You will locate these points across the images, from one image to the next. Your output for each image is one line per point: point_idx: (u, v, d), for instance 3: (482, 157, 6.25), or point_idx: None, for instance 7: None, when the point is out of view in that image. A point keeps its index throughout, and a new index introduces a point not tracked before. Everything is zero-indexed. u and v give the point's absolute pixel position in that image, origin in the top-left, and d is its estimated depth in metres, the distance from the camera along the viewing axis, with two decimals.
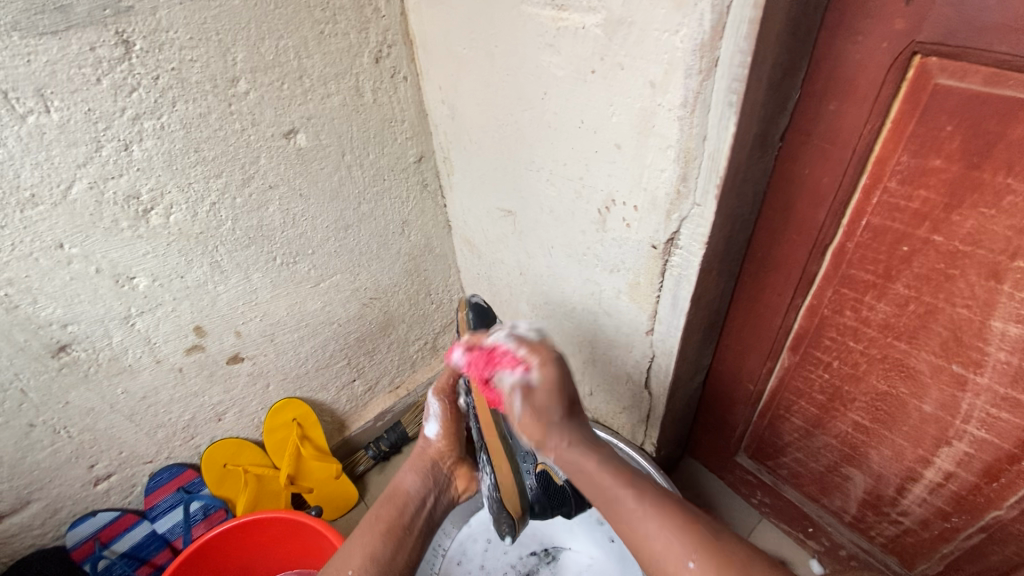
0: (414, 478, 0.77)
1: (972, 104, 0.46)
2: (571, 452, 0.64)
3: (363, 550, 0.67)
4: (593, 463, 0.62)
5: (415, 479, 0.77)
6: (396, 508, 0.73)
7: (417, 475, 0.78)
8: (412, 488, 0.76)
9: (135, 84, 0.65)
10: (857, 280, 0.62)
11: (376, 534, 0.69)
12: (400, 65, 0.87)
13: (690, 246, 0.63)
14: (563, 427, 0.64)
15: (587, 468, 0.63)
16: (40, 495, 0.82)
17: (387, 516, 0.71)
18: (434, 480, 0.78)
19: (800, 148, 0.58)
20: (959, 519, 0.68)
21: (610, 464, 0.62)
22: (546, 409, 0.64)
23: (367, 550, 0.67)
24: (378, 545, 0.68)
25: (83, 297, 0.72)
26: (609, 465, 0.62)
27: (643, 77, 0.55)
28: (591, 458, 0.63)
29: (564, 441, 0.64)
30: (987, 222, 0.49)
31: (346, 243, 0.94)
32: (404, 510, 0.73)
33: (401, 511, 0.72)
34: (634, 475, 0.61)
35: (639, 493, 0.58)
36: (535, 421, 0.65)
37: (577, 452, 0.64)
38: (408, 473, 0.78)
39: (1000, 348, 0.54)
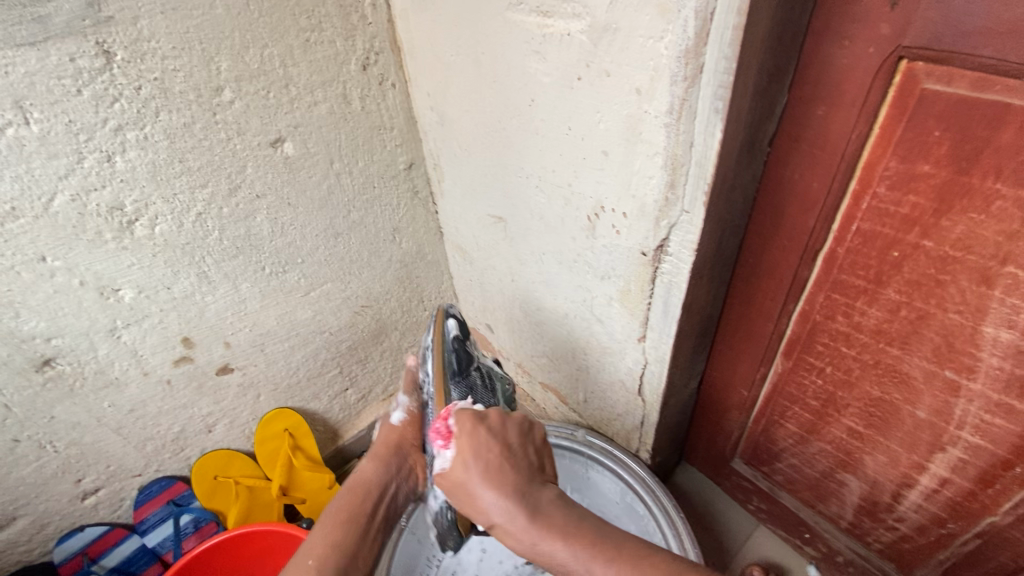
0: (375, 466, 0.72)
1: (959, 108, 0.46)
2: (497, 512, 0.52)
3: (323, 543, 0.62)
4: (518, 517, 0.51)
5: (376, 469, 0.72)
6: (356, 498, 0.68)
7: (377, 462, 0.72)
8: (376, 477, 0.71)
9: (117, 94, 0.64)
10: (848, 286, 0.61)
11: (336, 524, 0.64)
12: (388, 72, 0.86)
13: (680, 253, 0.62)
14: (490, 480, 0.54)
15: (513, 523, 0.51)
16: (26, 510, 0.81)
17: (346, 505, 0.67)
18: (397, 466, 0.73)
19: (788, 153, 0.58)
20: (955, 525, 0.67)
21: (521, 504, 0.52)
22: (467, 478, 0.55)
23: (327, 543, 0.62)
24: (339, 534, 0.64)
25: (67, 310, 0.71)
26: (535, 515, 0.51)
27: (629, 84, 0.54)
28: (519, 510, 0.51)
29: (486, 494, 0.53)
30: (976, 227, 0.49)
31: (336, 252, 0.94)
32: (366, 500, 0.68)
33: (360, 499, 0.68)
34: (550, 508, 0.52)
35: (568, 535, 0.50)
36: (459, 477, 0.56)
37: (510, 508, 0.52)
38: (370, 463, 0.72)
39: (993, 354, 0.53)
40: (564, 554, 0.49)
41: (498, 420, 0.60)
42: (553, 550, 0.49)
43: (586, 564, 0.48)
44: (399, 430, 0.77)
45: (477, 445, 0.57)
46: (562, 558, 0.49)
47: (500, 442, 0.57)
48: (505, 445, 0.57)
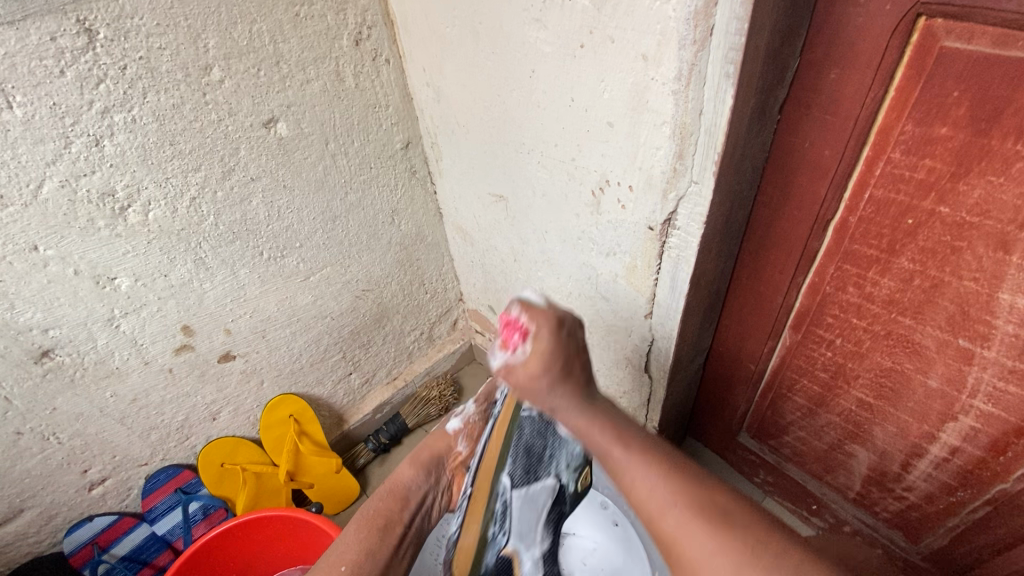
0: (412, 472, 0.73)
1: (980, 67, 0.44)
2: (576, 419, 0.51)
3: (354, 547, 0.62)
4: (585, 414, 0.51)
5: (411, 475, 0.72)
6: (392, 503, 0.69)
7: (416, 467, 0.73)
8: (411, 484, 0.72)
9: (101, 75, 0.62)
10: (860, 256, 0.60)
11: (372, 526, 0.65)
12: (381, 47, 0.83)
13: (688, 226, 0.61)
14: (567, 391, 0.51)
15: (577, 421, 0.51)
16: (33, 502, 0.80)
17: (383, 506, 0.68)
18: (434, 477, 0.74)
19: (799, 120, 0.56)
20: (965, 493, 0.67)
21: (614, 432, 0.50)
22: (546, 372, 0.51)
23: (358, 548, 0.62)
24: (376, 538, 0.64)
25: (62, 300, 0.70)
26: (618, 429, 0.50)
27: (635, 50, 0.52)
28: (596, 420, 0.51)
29: (568, 409, 0.51)
30: (995, 191, 0.48)
31: (335, 234, 0.92)
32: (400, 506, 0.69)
33: (400, 505, 0.69)
34: (619, 420, 0.52)
35: (647, 455, 0.48)
36: (535, 374, 0.51)
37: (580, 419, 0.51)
38: (410, 469, 0.73)
39: (1009, 321, 0.52)
40: (639, 471, 0.47)
41: (571, 326, 0.53)
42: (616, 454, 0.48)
43: (648, 475, 0.46)
44: (449, 437, 0.78)
45: (555, 345, 0.51)
46: (636, 474, 0.47)
47: (557, 327, 0.52)
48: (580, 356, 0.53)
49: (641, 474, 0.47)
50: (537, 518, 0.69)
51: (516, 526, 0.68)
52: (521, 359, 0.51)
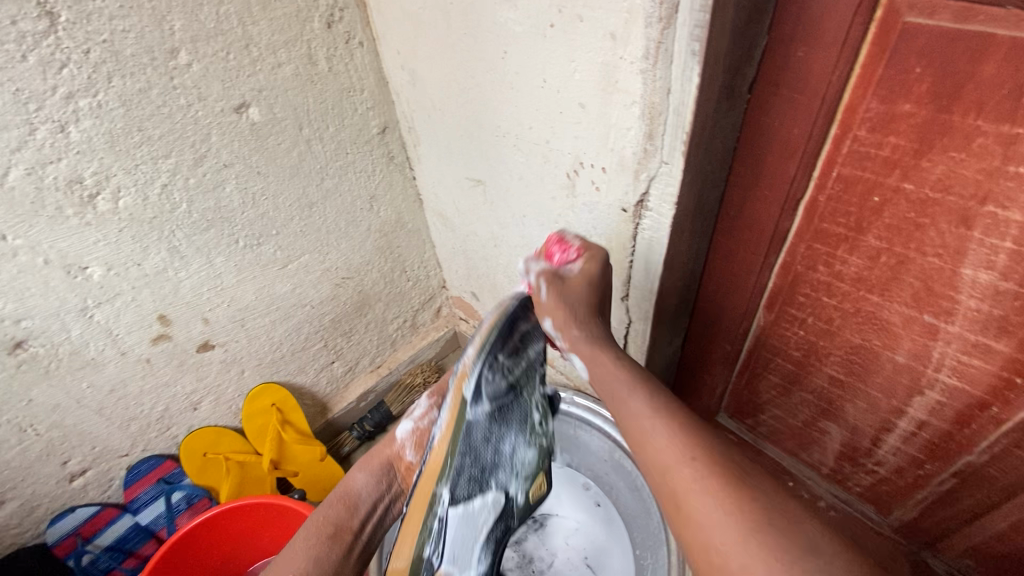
0: (366, 480, 0.71)
1: (941, 43, 0.44)
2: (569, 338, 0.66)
3: (304, 560, 0.62)
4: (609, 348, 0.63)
5: (366, 483, 0.71)
6: (344, 510, 0.68)
7: (369, 475, 0.72)
8: (363, 490, 0.70)
9: (65, 59, 0.60)
10: (829, 234, 0.61)
11: (324, 537, 0.65)
12: (354, 29, 0.82)
13: (661, 207, 0.61)
14: (587, 332, 0.65)
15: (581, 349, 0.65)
16: (13, 494, 0.80)
17: (337, 516, 0.67)
18: (389, 482, 0.73)
19: (768, 99, 0.56)
20: (933, 466, 0.69)
21: (640, 380, 0.57)
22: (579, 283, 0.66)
23: (308, 560, 0.62)
24: (326, 550, 0.64)
25: (33, 290, 0.69)
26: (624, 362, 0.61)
27: (603, 28, 0.52)
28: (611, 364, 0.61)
29: (578, 338, 0.65)
30: (957, 167, 0.48)
31: (312, 222, 0.91)
32: (353, 514, 0.68)
33: (352, 512, 0.68)
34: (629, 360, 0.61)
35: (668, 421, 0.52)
36: (557, 308, 0.66)
37: (619, 372, 0.59)
38: (366, 477, 0.71)
39: (971, 295, 0.53)
40: (640, 409, 0.54)
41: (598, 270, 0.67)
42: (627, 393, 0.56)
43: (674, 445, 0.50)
44: (401, 444, 0.75)
45: (575, 294, 0.66)
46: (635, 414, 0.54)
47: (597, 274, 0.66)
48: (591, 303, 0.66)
49: (638, 419, 0.54)
50: (477, 534, 0.66)
51: (454, 539, 0.64)
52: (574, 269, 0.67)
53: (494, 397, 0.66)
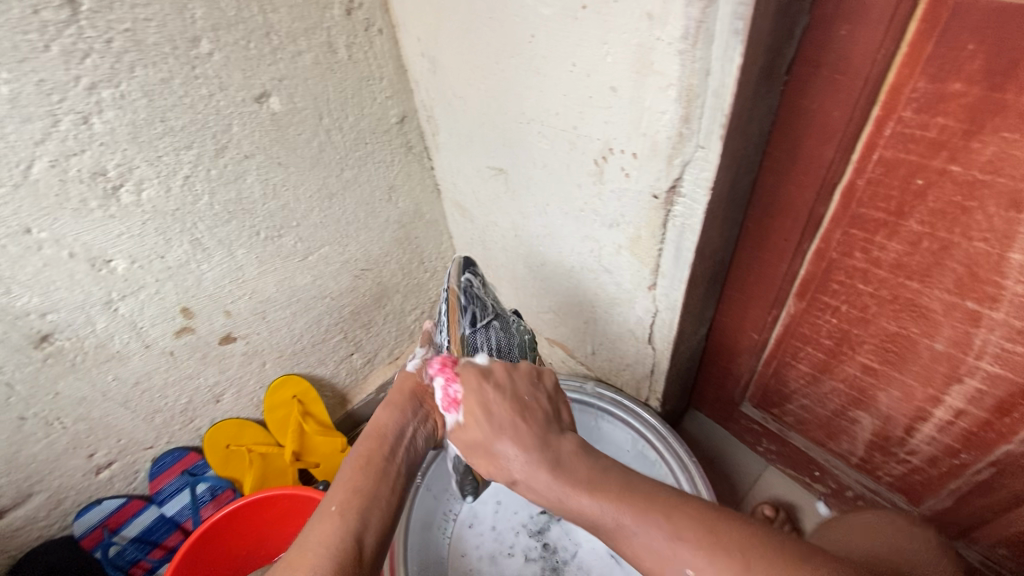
0: (397, 412, 0.63)
1: (998, 17, 0.42)
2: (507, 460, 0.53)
3: (344, 490, 0.54)
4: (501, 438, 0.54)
5: (394, 414, 0.63)
6: (373, 444, 0.59)
7: (391, 408, 0.64)
8: (392, 422, 0.62)
9: (87, 49, 0.59)
10: (868, 219, 0.59)
11: (359, 466, 0.56)
12: (373, 16, 0.81)
13: (694, 193, 0.60)
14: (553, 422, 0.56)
15: (523, 472, 0.51)
16: (42, 487, 0.80)
17: (373, 447, 0.59)
18: (414, 411, 0.64)
19: (807, 80, 0.55)
20: (969, 455, 0.68)
21: (593, 483, 0.48)
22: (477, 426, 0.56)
23: (348, 489, 0.54)
24: (370, 467, 0.56)
25: (59, 284, 0.68)
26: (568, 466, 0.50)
27: (639, 8, 0.51)
28: (551, 469, 0.50)
29: (499, 440, 0.54)
30: (1009, 147, 0.47)
31: (332, 213, 0.90)
32: (386, 444, 0.60)
33: (381, 442, 0.60)
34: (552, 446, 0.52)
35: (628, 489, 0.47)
36: (478, 444, 0.56)
37: (568, 484, 0.48)
38: (391, 412, 0.63)
39: (1019, 281, 0.52)
40: (618, 514, 0.45)
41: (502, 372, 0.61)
42: (591, 504, 0.46)
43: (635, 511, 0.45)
44: (415, 375, 0.68)
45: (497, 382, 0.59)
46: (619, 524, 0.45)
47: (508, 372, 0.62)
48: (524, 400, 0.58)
49: (623, 526, 0.44)
50: None
51: None
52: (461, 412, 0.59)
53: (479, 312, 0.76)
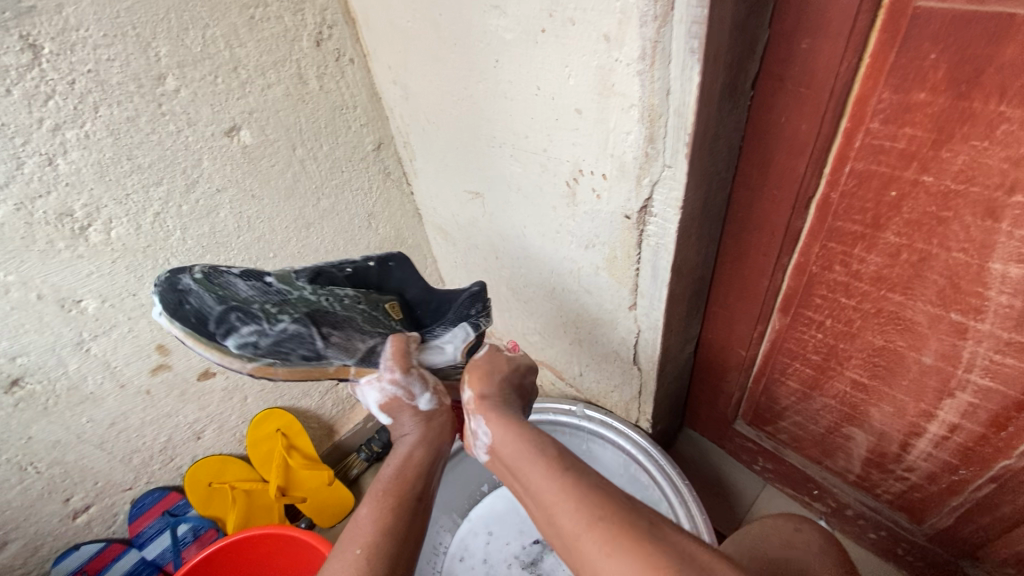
0: (416, 449, 0.60)
1: (957, 25, 0.42)
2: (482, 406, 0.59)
3: (375, 528, 0.51)
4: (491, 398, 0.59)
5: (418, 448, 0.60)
6: (408, 482, 0.56)
7: (427, 445, 0.60)
8: (426, 462, 0.59)
9: (49, 91, 0.59)
10: (844, 232, 0.58)
11: (389, 507, 0.53)
12: (344, 47, 0.81)
13: (665, 212, 0.59)
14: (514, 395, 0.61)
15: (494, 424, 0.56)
16: (16, 535, 0.78)
17: (390, 484, 0.55)
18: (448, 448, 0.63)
19: (773, 95, 0.54)
20: (967, 471, 0.65)
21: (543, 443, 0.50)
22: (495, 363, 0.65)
23: (379, 529, 0.51)
24: (398, 493, 0.54)
25: (28, 327, 0.67)
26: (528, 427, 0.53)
27: (596, 31, 0.50)
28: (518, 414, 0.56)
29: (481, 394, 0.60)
30: (980, 156, 0.45)
31: (310, 242, 0.90)
32: (420, 486, 0.56)
33: (414, 484, 0.56)
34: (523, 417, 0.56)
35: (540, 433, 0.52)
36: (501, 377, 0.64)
37: (516, 440, 0.51)
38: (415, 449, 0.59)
39: (1002, 291, 0.50)
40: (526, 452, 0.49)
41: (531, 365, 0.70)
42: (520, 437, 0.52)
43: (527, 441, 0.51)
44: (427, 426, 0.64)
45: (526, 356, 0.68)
46: (536, 481, 0.46)
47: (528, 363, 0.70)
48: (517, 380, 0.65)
49: (541, 489, 0.46)
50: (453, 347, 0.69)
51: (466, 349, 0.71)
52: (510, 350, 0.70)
53: (279, 324, 0.58)
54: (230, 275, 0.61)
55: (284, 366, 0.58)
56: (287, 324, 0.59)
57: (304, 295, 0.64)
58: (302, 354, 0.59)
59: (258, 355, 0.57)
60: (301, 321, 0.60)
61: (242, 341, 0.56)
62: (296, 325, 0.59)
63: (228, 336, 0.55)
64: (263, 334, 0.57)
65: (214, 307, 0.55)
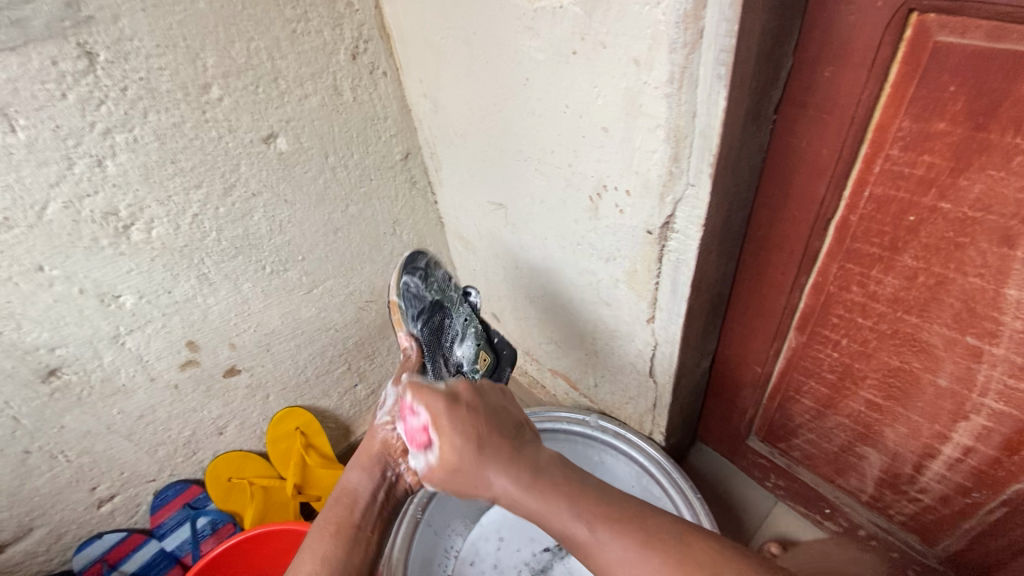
0: (355, 471, 0.71)
1: (976, 60, 0.43)
2: (491, 483, 0.53)
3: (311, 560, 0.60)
4: (497, 478, 0.53)
5: (356, 472, 0.71)
6: (345, 508, 0.67)
7: (361, 471, 0.71)
8: (359, 484, 0.70)
9: (102, 96, 0.63)
10: (862, 254, 0.59)
11: (329, 535, 0.63)
12: (378, 60, 0.84)
13: (687, 229, 0.61)
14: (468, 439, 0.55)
15: (527, 501, 0.51)
16: (43, 520, 0.81)
17: (334, 511, 0.66)
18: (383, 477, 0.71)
19: (796, 119, 0.56)
20: (981, 494, 0.66)
21: (601, 510, 0.49)
22: (464, 460, 0.55)
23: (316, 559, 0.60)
24: (332, 541, 0.63)
25: (68, 319, 0.70)
26: (574, 491, 0.51)
27: (626, 54, 0.52)
28: (495, 466, 0.53)
29: (485, 475, 0.54)
30: (996, 185, 0.47)
31: (337, 247, 0.92)
32: (353, 506, 0.68)
33: (351, 508, 0.67)
34: (559, 474, 0.53)
35: (551, 486, 0.52)
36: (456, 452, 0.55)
37: (530, 481, 0.52)
38: (355, 471, 0.71)
39: (1017, 317, 0.51)
40: (554, 509, 0.50)
41: (467, 395, 0.59)
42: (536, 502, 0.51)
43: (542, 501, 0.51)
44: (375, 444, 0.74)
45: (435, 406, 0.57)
46: (563, 520, 0.49)
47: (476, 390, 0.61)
48: (494, 419, 0.57)
49: (563, 518, 0.50)
50: None
51: None
52: (437, 460, 0.57)
53: (423, 297, 0.80)
54: (440, 270, 0.85)
55: (404, 319, 0.76)
56: (425, 298, 0.80)
57: (451, 299, 0.83)
58: (408, 315, 0.77)
59: (403, 296, 0.77)
60: (438, 308, 0.82)
61: (403, 284, 0.79)
62: (429, 300, 0.80)
63: (407, 276, 0.79)
64: (418, 287, 0.79)
65: (421, 262, 0.83)
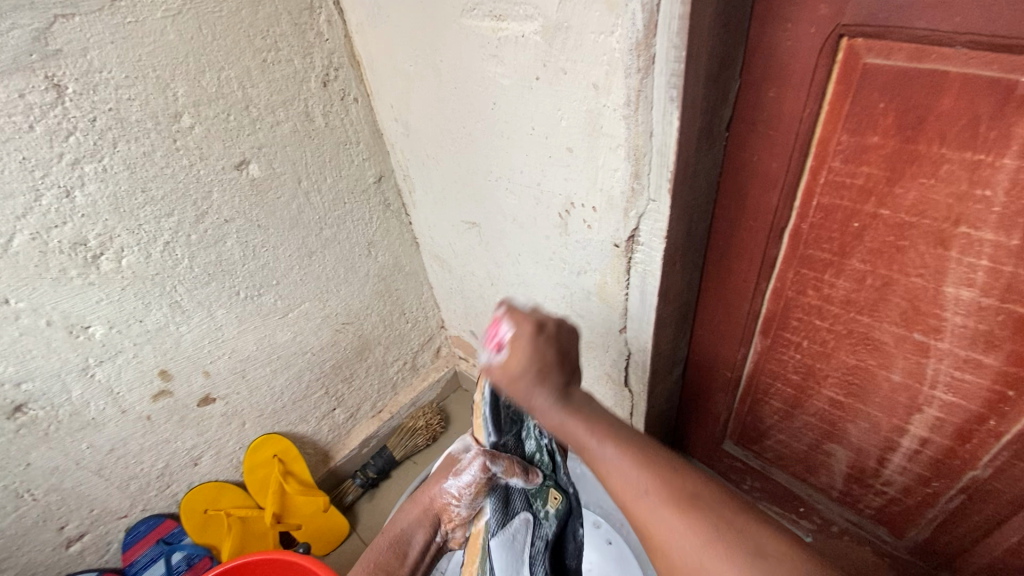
0: (409, 512, 0.65)
1: (900, 80, 0.47)
2: (560, 417, 0.49)
3: None
4: (591, 428, 0.48)
5: (408, 518, 0.65)
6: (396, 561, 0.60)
7: (419, 525, 0.64)
8: (413, 541, 0.63)
9: (71, 128, 0.63)
10: (815, 260, 0.63)
11: None
12: (349, 87, 0.86)
13: (651, 241, 0.63)
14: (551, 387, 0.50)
15: (575, 427, 0.49)
16: (9, 563, 0.78)
17: (382, 557, 0.60)
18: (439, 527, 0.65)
19: (746, 136, 0.60)
20: (940, 483, 0.69)
21: (646, 457, 0.46)
22: (523, 381, 0.50)
23: None
24: None
25: (35, 352, 0.69)
26: (648, 451, 0.46)
27: (586, 80, 0.56)
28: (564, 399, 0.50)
29: (551, 409, 0.50)
30: (928, 192, 0.51)
31: (311, 270, 0.93)
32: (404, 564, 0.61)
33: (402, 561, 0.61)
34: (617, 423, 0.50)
35: (614, 434, 0.48)
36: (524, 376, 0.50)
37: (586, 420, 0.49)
38: (407, 518, 0.64)
39: (956, 313, 0.55)
40: (608, 451, 0.47)
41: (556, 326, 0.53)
42: (595, 441, 0.47)
43: (604, 441, 0.47)
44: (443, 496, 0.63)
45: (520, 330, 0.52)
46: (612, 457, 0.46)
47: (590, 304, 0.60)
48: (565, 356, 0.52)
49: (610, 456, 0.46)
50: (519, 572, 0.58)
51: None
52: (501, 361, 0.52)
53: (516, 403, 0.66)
54: None
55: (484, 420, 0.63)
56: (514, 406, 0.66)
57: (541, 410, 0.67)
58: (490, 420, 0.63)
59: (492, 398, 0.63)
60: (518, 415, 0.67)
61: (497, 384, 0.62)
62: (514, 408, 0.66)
63: None
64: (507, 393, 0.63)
65: None
